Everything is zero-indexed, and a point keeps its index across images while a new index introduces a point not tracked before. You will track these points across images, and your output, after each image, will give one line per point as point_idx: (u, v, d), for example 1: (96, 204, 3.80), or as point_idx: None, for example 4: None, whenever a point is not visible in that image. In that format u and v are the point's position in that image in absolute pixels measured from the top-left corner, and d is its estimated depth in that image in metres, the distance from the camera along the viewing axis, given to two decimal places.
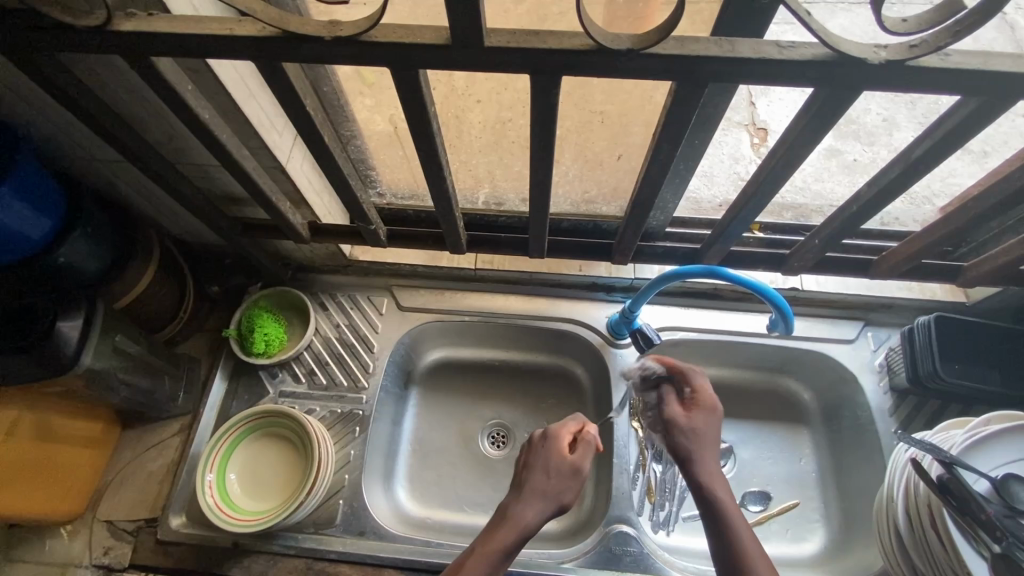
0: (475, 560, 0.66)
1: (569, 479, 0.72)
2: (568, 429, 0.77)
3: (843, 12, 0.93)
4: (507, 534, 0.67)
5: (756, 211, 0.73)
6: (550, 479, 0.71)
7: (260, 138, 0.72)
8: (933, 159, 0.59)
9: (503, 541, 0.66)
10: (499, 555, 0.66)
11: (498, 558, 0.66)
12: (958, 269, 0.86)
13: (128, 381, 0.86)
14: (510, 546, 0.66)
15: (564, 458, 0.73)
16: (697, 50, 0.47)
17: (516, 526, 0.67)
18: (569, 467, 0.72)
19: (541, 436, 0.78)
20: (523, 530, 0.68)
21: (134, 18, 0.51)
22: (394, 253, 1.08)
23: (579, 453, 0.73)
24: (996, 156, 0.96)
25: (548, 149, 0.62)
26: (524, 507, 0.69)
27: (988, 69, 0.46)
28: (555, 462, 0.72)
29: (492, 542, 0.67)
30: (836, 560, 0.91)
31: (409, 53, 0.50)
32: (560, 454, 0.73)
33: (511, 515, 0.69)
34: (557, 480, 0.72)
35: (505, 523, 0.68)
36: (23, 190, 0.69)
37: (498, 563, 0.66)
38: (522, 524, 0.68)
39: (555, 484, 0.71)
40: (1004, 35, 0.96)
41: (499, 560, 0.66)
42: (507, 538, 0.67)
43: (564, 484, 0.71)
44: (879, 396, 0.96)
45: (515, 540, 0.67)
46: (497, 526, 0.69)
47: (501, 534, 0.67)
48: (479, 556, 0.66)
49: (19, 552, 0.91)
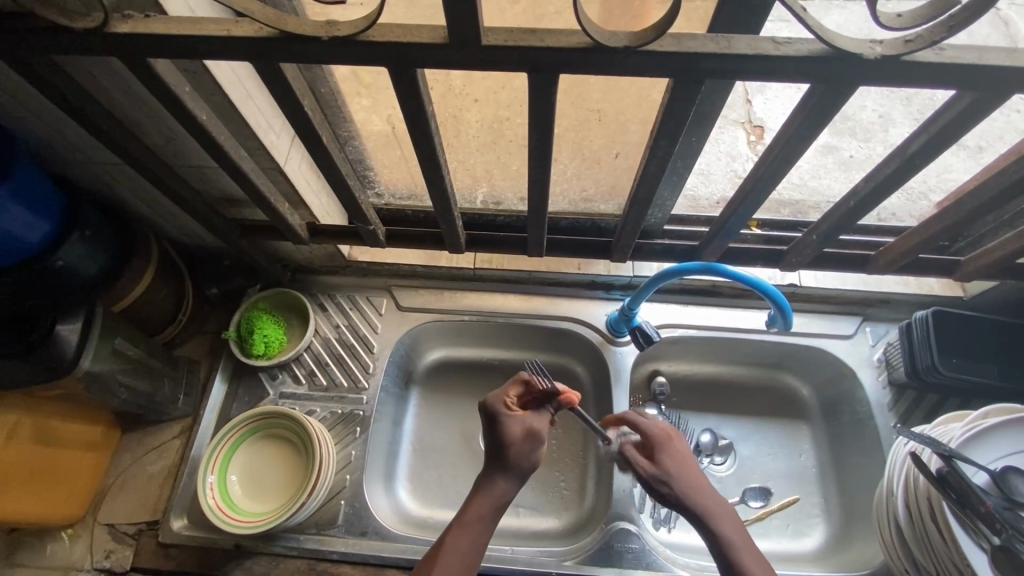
0: (455, 537, 0.68)
1: (531, 441, 0.74)
2: (510, 392, 0.78)
3: (838, 9, 0.94)
4: (482, 505, 0.71)
5: (752, 209, 0.73)
6: (510, 450, 0.73)
7: (257, 139, 0.72)
8: (929, 154, 0.59)
9: (480, 512, 0.70)
10: (478, 526, 0.69)
11: (479, 531, 0.69)
12: (956, 264, 0.86)
13: (128, 385, 0.86)
14: (487, 518, 0.70)
15: (518, 424, 0.75)
16: (693, 47, 0.47)
17: (486, 497, 0.71)
18: (524, 432, 0.74)
19: (496, 407, 0.76)
20: (497, 499, 0.71)
21: (131, 20, 0.51)
22: (393, 253, 1.07)
23: (533, 415, 0.76)
24: (991, 151, 0.97)
25: (546, 146, 0.62)
26: (496, 478, 0.72)
27: (981, 64, 0.46)
28: (514, 430, 0.74)
29: (467, 516, 0.70)
30: (837, 555, 0.92)
31: (407, 52, 0.50)
32: (515, 420, 0.75)
33: (483, 488, 0.72)
34: (519, 448, 0.74)
35: (475, 496, 0.72)
36: (20, 193, 0.70)
37: (478, 537, 0.69)
38: (495, 496, 0.71)
39: (518, 452, 0.73)
40: (998, 30, 0.97)
41: (480, 534, 0.69)
42: (481, 507, 0.70)
43: (528, 449, 0.74)
44: (878, 391, 0.96)
45: (490, 509, 0.70)
46: (468, 501, 0.72)
47: (477, 507, 0.71)
48: (457, 533, 0.69)
49: (18, 556, 0.91)
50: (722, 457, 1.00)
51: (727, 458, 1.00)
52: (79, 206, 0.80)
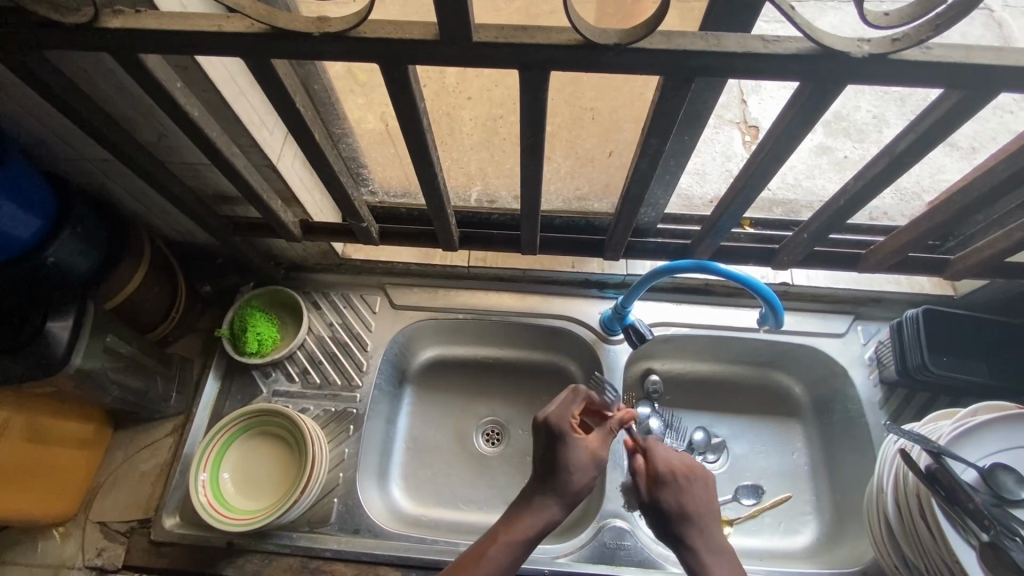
0: (498, 550, 0.68)
1: (589, 468, 0.73)
2: (574, 413, 0.77)
3: (832, 10, 0.95)
4: (530, 526, 0.69)
5: (743, 207, 0.74)
6: (569, 472, 0.72)
7: (250, 136, 0.72)
8: (918, 153, 0.60)
9: (526, 533, 0.69)
10: (522, 545, 0.69)
11: (521, 550, 0.69)
12: (945, 262, 0.86)
13: (120, 382, 0.86)
14: (532, 538, 0.69)
15: (583, 451, 0.74)
16: (683, 44, 0.47)
17: (536, 518, 0.70)
18: (586, 460, 0.73)
19: (563, 424, 0.75)
20: (547, 523, 0.70)
21: (122, 15, 0.51)
22: (386, 251, 1.07)
23: (597, 441, 0.76)
24: (984, 152, 0.98)
25: (538, 144, 0.62)
26: (550, 498, 0.71)
27: (968, 62, 0.47)
28: (576, 453, 0.73)
29: (514, 532, 0.69)
30: (828, 553, 0.92)
31: (398, 48, 0.50)
32: (579, 445, 0.74)
33: (534, 506, 0.71)
34: (576, 472, 0.72)
35: (528, 514, 0.70)
36: (10, 190, 0.69)
37: (518, 553, 0.69)
38: (546, 516, 0.70)
39: (575, 479, 0.72)
40: (991, 31, 0.97)
41: (521, 551, 0.69)
42: (531, 528, 0.69)
43: (584, 475, 0.73)
44: (869, 389, 0.97)
45: (537, 531, 0.70)
46: (517, 516, 0.71)
47: (525, 524, 0.69)
48: (500, 548, 0.68)
49: (10, 554, 0.91)
50: (715, 455, 1.01)
51: (720, 456, 1.01)
52: (70, 202, 0.79)
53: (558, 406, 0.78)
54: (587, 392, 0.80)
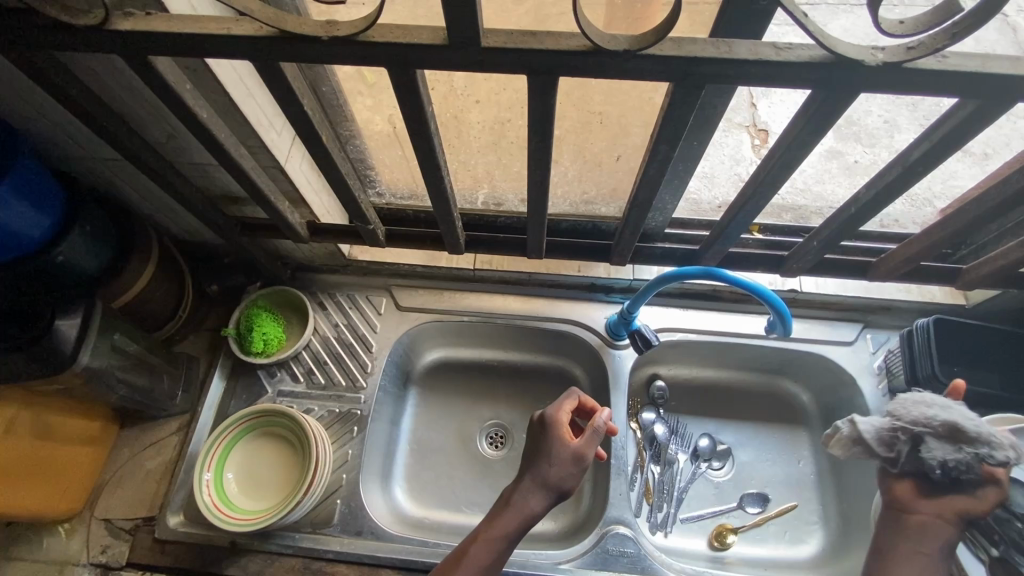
0: (479, 547, 0.68)
1: (572, 465, 0.72)
2: (567, 410, 0.78)
3: (844, 13, 0.94)
4: (511, 520, 0.69)
5: (752, 215, 0.73)
6: (550, 467, 0.72)
7: (259, 137, 0.72)
8: (932, 161, 0.59)
9: (507, 527, 0.69)
10: (503, 541, 0.68)
11: (502, 545, 0.68)
12: (957, 271, 0.85)
13: (127, 380, 0.86)
14: (512, 534, 0.69)
15: (567, 446, 0.73)
16: (694, 51, 0.47)
17: (517, 511, 0.69)
18: (569, 454, 0.72)
19: (550, 421, 0.76)
20: (528, 517, 0.69)
21: (132, 17, 0.51)
22: (394, 253, 1.07)
23: (584, 440, 0.73)
24: (997, 157, 0.96)
25: (546, 148, 0.62)
26: (530, 493, 0.70)
27: (984, 72, 0.46)
28: (558, 448, 0.73)
29: (495, 529, 0.69)
30: (834, 563, 0.91)
31: (407, 53, 0.50)
32: (563, 441, 0.73)
33: (515, 501, 0.70)
34: (558, 467, 0.72)
35: (508, 508, 0.70)
36: (21, 188, 0.70)
37: (499, 550, 0.68)
38: (526, 511, 0.69)
39: (556, 472, 0.71)
40: (1006, 37, 0.96)
41: (502, 548, 0.68)
42: (509, 523, 0.69)
43: (567, 472, 0.72)
44: (879, 399, 0.95)
45: (516, 527, 0.69)
46: (499, 511, 0.71)
47: (504, 520, 0.69)
48: (481, 543, 0.68)
49: (17, 550, 0.91)
50: (721, 462, 1.00)
51: (725, 463, 1.01)
52: (79, 202, 0.80)
53: (552, 405, 0.79)
54: (581, 395, 0.81)
